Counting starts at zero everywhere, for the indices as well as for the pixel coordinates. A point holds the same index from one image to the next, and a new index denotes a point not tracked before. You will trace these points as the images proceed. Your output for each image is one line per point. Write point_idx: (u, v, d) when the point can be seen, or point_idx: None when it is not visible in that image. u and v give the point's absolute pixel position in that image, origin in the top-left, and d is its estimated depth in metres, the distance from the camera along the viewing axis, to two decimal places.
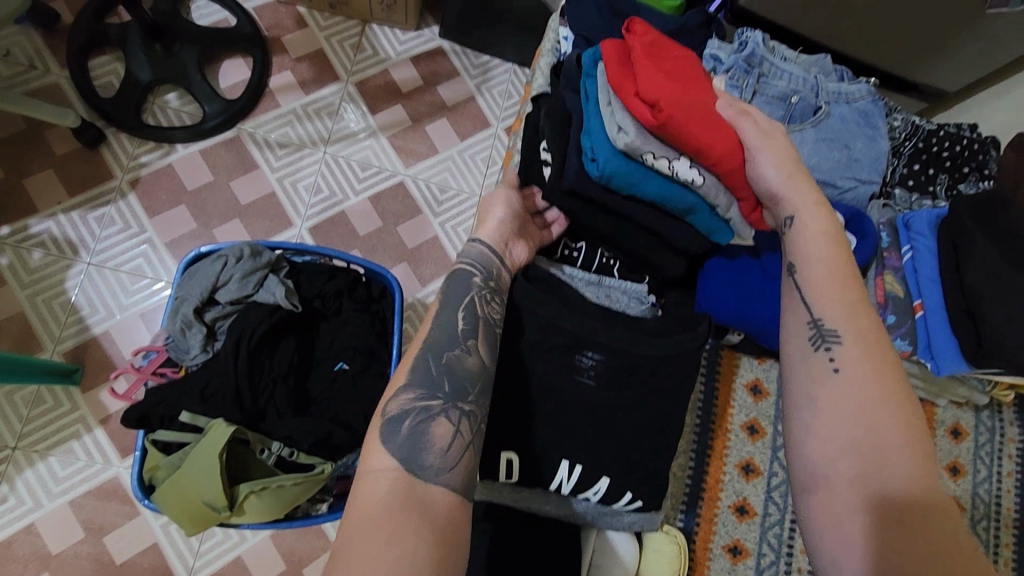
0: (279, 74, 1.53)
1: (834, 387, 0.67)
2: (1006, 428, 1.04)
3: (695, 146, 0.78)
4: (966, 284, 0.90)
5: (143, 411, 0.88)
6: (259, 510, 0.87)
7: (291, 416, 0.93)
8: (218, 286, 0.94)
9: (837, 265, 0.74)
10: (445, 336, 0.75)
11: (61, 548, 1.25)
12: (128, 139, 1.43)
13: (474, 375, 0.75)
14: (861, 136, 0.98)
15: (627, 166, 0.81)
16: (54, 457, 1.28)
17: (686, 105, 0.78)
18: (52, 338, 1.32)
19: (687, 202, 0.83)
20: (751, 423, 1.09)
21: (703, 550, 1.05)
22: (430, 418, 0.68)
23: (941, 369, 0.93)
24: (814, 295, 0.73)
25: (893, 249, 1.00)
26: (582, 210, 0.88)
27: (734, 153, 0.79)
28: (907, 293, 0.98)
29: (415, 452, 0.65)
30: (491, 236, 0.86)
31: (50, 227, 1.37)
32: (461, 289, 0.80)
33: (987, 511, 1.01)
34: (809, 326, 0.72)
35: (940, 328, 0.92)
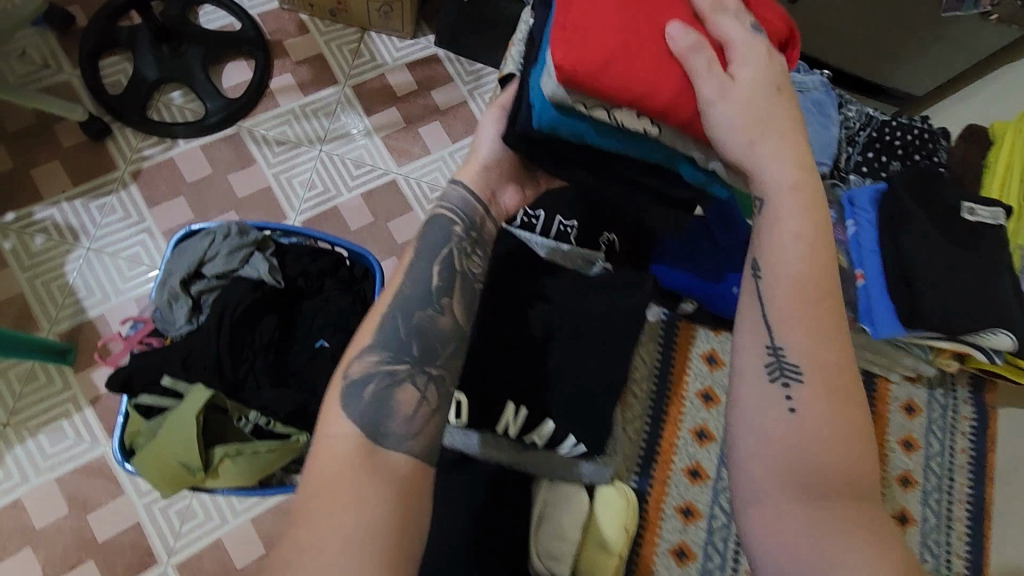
0: (279, 76, 1.61)
1: (788, 421, 0.64)
2: (960, 406, 1.25)
3: (634, 92, 0.66)
4: (903, 257, 1.07)
5: (126, 375, 0.91)
6: (233, 475, 0.90)
7: (269, 387, 0.95)
8: (204, 261, 0.98)
9: (807, 281, 0.67)
10: (417, 296, 0.74)
11: (47, 522, 1.29)
12: (132, 133, 1.50)
13: (445, 339, 0.73)
14: (814, 126, 1.11)
15: (564, 118, 0.71)
16: (43, 434, 1.32)
17: (622, 41, 0.65)
18: (49, 320, 1.37)
19: (657, 157, 0.74)
20: (704, 391, 1.28)
21: (656, 508, 1.20)
22: (395, 384, 0.69)
23: (879, 333, 1.07)
24: (780, 319, 0.67)
25: (841, 224, 1.16)
26: (550, 161, 0.81)
27: (686, 99, 0.67)
28: (851, 264, 1.14)
29: (380, 414, 0.66)
30: (475, 183, 0.84)
31: (53, 214, 1.42)
32: (440, 238, 0.78)
33: (936, 484, 1.20)
34: (767, 352, 0.67)
35: (880, 294, 1.08)
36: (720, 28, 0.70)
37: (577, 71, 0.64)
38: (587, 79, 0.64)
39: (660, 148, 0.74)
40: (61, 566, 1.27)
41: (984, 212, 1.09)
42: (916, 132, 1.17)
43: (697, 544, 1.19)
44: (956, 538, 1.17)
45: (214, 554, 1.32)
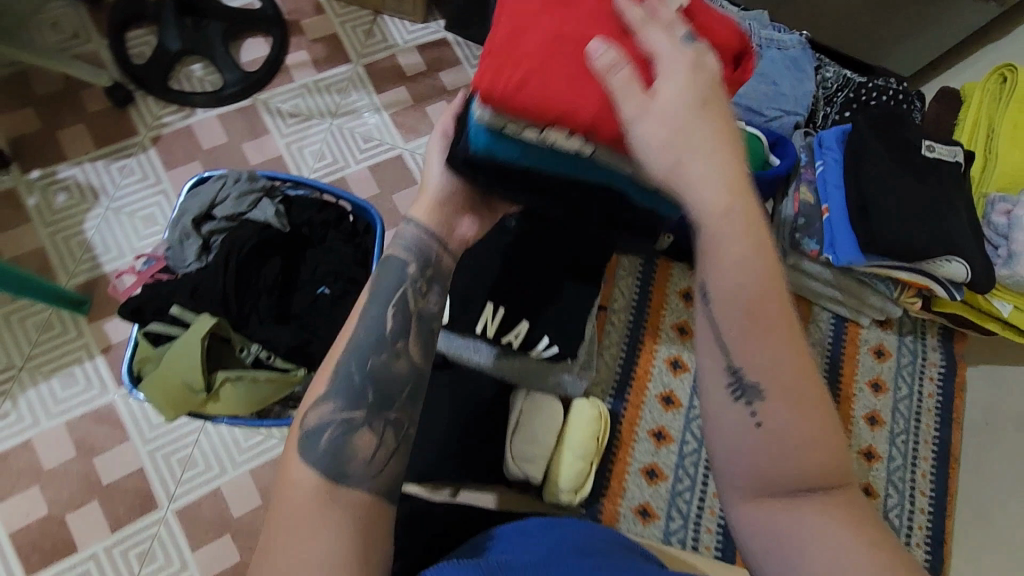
0: (295, 53, 1.68)
1: (757, 445, 0.58)
2: (929, 352, 1.23)
3: (553, 114, 0.64)
4: (861, 187, 1.06)
5: (138, 303, 0.97)
6: (233, 400, 0.95)
7: (272, 323, 1.01)
8: (216, 203, 1.04)
9: (757, 295, 0.58)
10: (371, 338, 0.72)
11: (55, 464, 1.34)
12: (153, 102, 1.57)
13: (404, 380, 0.73)
14: (787, 76, 1.18)
15: (500, 141, 0.70)
16: (56, 380, 1.38)
17: (538, 64, 0.63)
18: (66, 273, 1.44)
19: (601, 177, 0.75)
20: (680, 324, 1.30)
21: (629, 430, 1.23)
22: (351, 431, 0.67)
23: (839, 259, 1.07)
24: (737, 335, 0.59)
25: (809, 164, 1.16)
26: (498, 183, 0.79)
27: (608, 118, 0.64)
28: (816, 200, 1.13)
29: (335, 464, 0.64)
30: (428, 215, 0.83)
31: (76, 173, 1.50)
32: (392, 281, 0.77)
33: (906, 424, 1.18)
34: (727, 376, 0.59)
35: (841, 225, 1.08)
36: (650, 40, 0.62)
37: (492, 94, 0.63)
38: (504, 100, 0.63)
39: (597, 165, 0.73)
40: (66, 506, 1.32)
41: (942, 150, 1.09)
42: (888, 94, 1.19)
43: (668, 466, 1.22)
44: (920, 475, 1.15)
45: (213, 503, 1.36)
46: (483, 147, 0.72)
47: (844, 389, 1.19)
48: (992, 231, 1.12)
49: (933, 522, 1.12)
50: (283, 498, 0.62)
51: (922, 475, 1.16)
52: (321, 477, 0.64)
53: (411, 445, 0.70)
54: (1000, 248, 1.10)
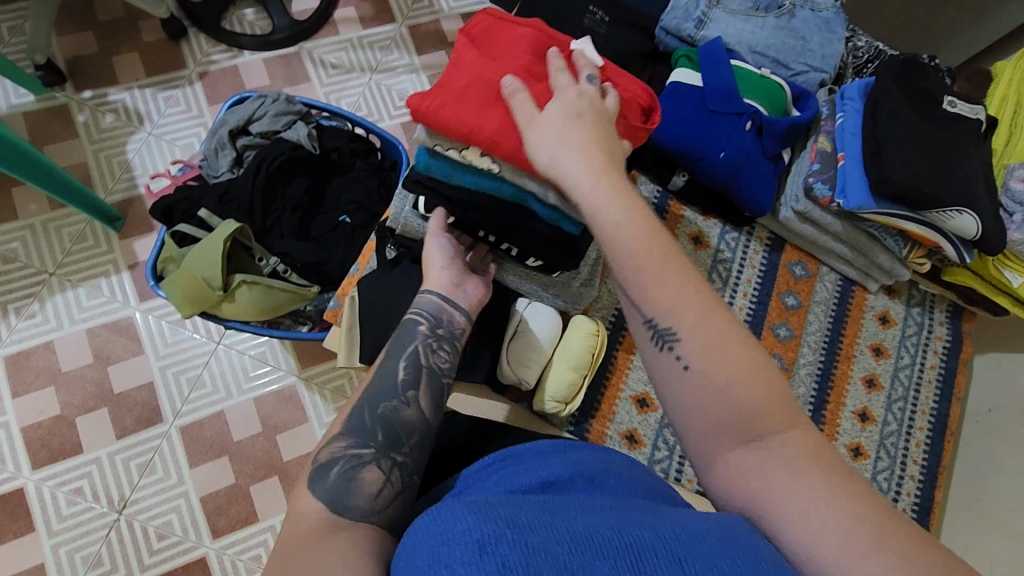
0: (343, 8, 1.73)
1: (693, 392, 0.57)
2: (935, 326, 1.10)
3: (463, 133, 0.76)
4: (878, 128, 0.92)
5: (168, 204, 1.03)
6: (246, 303, 0.98)
7: (292, 239, 1.06)
8: (253, 119, 1.09)
9: (641, 241, 0.60)
10: (384, 384, 0.72)
11: (71, 367, 1.39)
12: (205, 39, 1.64)
13: (408, 427, 0.69)
14: (819, 35, 1.04)
15: (432, 159, 0.84)
16: (83, 289, 1.43)
17: (454, 96, 0.76)
18: (105, 189, 1.50)
19: (508, 194, 0.83)
20: (696, 234, 1.09)
21: (624, 357, 1.08)
22: (359, 466, 0.64)
23: (849, 204, 0.93)
24: (643, 289, 0.60)
25: (830, 117, 1.01)
26: (438, 202, 0.89)
27: (509, 138, 0.75)
28: (834, 148, 0.99)
29: (340, 493, 0.61)
30: (443, 282, 0.84)
31: (125, 98, 1.56)
32: (408, 337, 0.77)
33: (904, 391, 1.06)
34: (645, 328, 0.60)
35: (855, 172, 0.94)
36: (556, 79, 0.74)
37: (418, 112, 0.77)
38: (426, 118, 0.77)
39: (508, 184, 0.82)
40: (77, 409, 1.37)
41: (964, 107, 0.95)
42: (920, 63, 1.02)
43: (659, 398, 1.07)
44: (914, 444, 1.04)
45: (215, 425, 1.40)
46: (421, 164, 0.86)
47: (842, 352, 1.06)
48: (1008, 198, 0.97)
49: (921, 492, 1.02)
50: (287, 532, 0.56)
51: (916, 441, 1.04)
52: (324, 511, 0.59)
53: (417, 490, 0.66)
54: (1015, 216, 0.95)
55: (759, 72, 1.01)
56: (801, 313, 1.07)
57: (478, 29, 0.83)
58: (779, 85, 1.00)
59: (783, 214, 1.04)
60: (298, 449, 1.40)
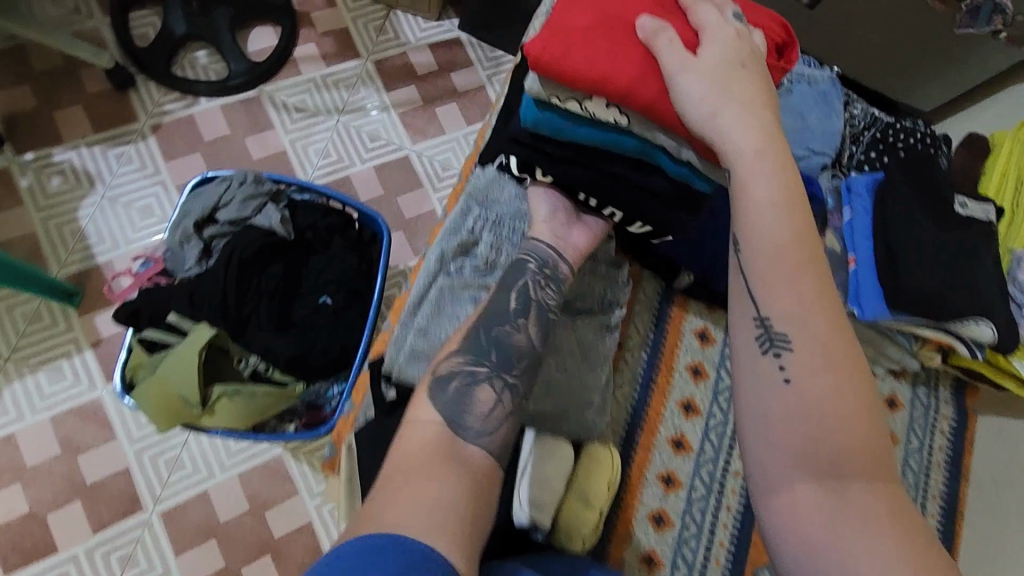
0: (303, 46, 1.63)
1: (789, 401, 0.61)
2: (942, 406, 0.92)
3: (599, 74, 0.71)
4: (891, 238, 0.84)
5: (134, 307, 0.94)
6: (228, 414, 0.92)
7: (271, 332, 0.97)
8: (219, 206, 1.02)
9: (785, 248, 0.64)
10: (496, 314, 0.80)
11: (37, 462, 1.30)
12: (156, 87, 1.52)
13: (520, 353, 0.78)
14: (819, 109, 0.89)
15: (546, 114, 0.77)
16: (42, 373, 1.33)
17: (584, 40, 0.72)
18: (58, 262, 1.38)
19: (631, 147, 0.78)
20: (702, 330, 0.94)
21: (635, 475, 0.85)
22: (475, 383, 0.74)
23: (864, 314, 0.86)
24: (765, 285, 0.65)
25: (835, 211, 0.92)
26: (546, 163, 0.84)
27: (647, 81, 0.71)
28: (842, 247, 0.91)
29: (459, 408, 0.71)
30: (550, 233, 0.87)
31: (71, 157, 1.44)
32: (516, 275, 0.83)
33: (915, 484, 0.86)
34: (756, 325, 0.65)
35: (869, 281, 0.86)
36: (693, 25, 0.74)
37: (543, 57, 0.71)
38: (553, 66, 0.71)
39: (632, 137, 0.77)
40: (49, 505, 1.29)
41: (976, 207, 0.87)
42: (923, 139, 0.93)
43: (675, 516, 0.83)
44: None
45: (200, 508, 1.33)
46: (528, 122, 0.80)
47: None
48: (1015, 287, 0.91)
49: None
50: (406, 432, 0.69)
51: None
52: (441, 423, 0.70)
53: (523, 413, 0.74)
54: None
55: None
56: None
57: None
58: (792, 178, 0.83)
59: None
60: (289, 525, 1.35)
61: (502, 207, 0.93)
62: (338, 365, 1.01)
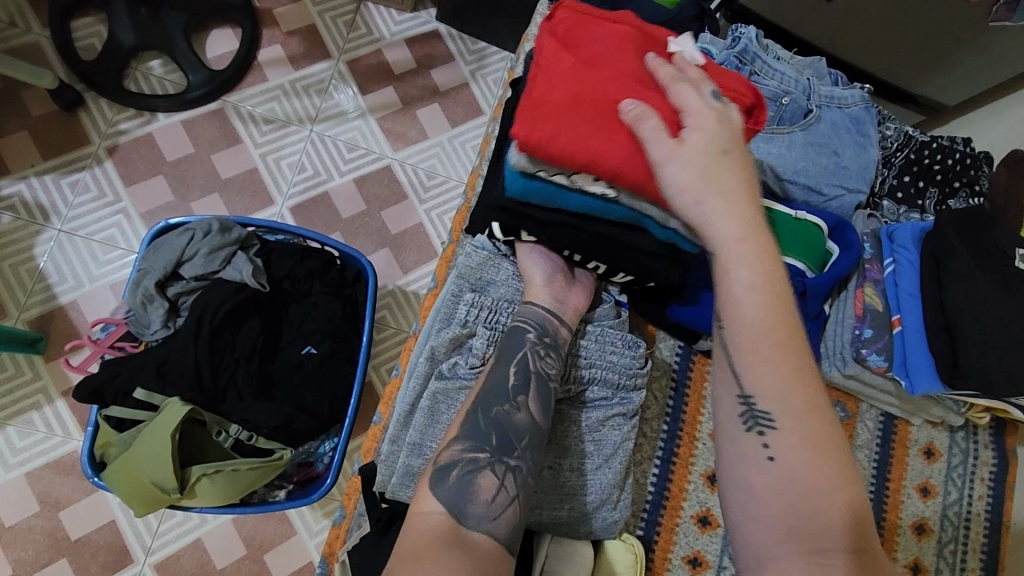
0: (267, 47, 1.46)
1: (777, 487, 0.52)
2: (980, 451, 0.91)
3: (581, 160, 0.63)
4: (946, 302, 0.81)
5: (97, 384, 0.86)
6: (210, 495, 0.85)
7: (252, 399, 0.89)
8: (183, 260, 0.92)
9: (768, 324, 0.56)
10: (496, 390, 0.73)
11: (16, 520, 1.19)
12: (108, 105, 1.38)
13: (523, 430, 0.71)
14: (851, 144, 0.92)
15: (531, 184, 0.69)
16: (12, 428, 1.21)
17: (561, 122, 0.63)
18: (17, 306, 1.27)
19: (623, 216, 0.70)
20: None
21: (659, 560, 0.81)
22: (476, 470, 0.66)
23: (914, 390, 0.83)
24: (748, 361, 0.57)
25: (875, 260, 0.91)
26: (534, 226, 0.76)
27: (634, 166, 0.63)
28: (886, 307, 0.89)
29: (461, 500, 0.63)
30: (547, 296, 0.79)
31: (21, 189, 1.32)
32: (515, 347, 0.76)
33: (954, 533, 0.87)
34: (739, 403, 0.57)
35: (917, 346, 0.83)
36: (678, 95, 0.65)
37: (529, 140, 0.62)
38: (536, 150, 0.63)
39: (624, 207, 0.69)
40: (32, 565, 1.18)
41: None
42: (957, 160, 0.95)
43: None
44: None
45: (194, 556, 1.21)
46: (514, 191, 0.71)
47: (889, 499, 0.87)
48: None
49: None
50: (415, 527, 0.60)
51: None
52: (445, 515, 0.62)
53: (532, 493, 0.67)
54: None
55: (793, 213, 0.86)
56: None
57: (560, 32, 0.71)
58: (819, 227, 0.86)
59: (824, 373, 0.89)
60: (290, 564, 1.23)
61: (498, 290, 0.84)
62: (327, 425, 0.94)
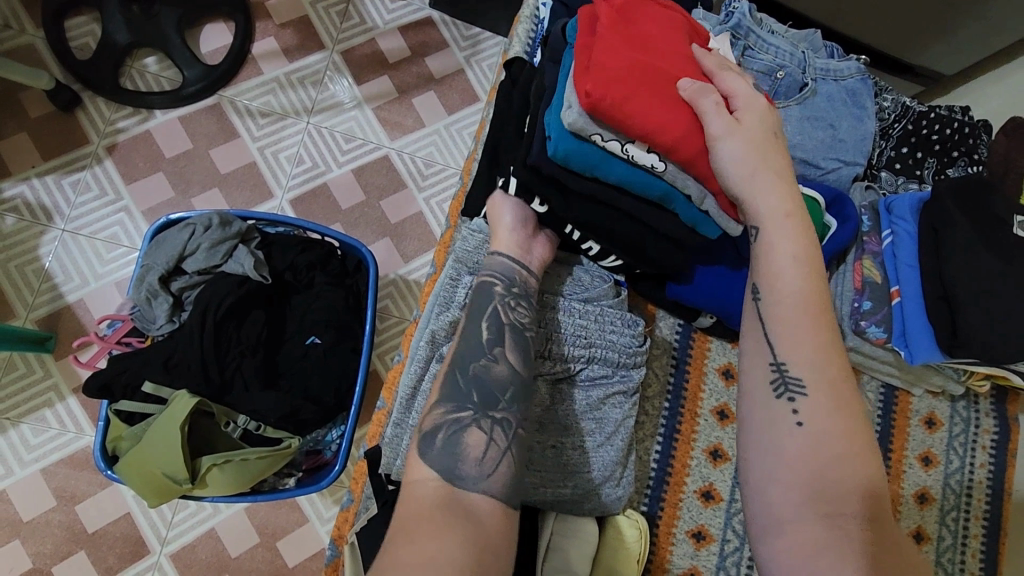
0: (261, 40, 1.45)
1: (806, 449, 0.56)
2: (982, 419, 0.92)
3: (648, 127, 0.63)
4: (944, 272, 0.82)
5: (106, 379, 0.88)
6: (220, 484, 0.86)
7: (258, 390, 0.91)
8: (185, 255, 0.93)
9: (808, 296, 0.61)
10: (471, 347, 0.73)
11: (33, 515, 1.21)
12: (105, 104, 1.38)
13: (503, 384, 0.71)
14: (848, 117, 0.92)
15: (582, 146, 0.67)
16: (26, 425, 1.24)
17: (632, 86, 0.63)
18: (25, 306, 1.28)
19: (656, 191, 0.69)
20: (727, 367, 0.89)
21: (664, 535, 0.82)
22: (462, 429, 0.67)
23: (914, 359, 0.83)
24: (780, 331, 0.61)
25: (874, 233, 0.91)
26: (562, 196, 0.73)
27: (694, 139, 0.65)
28: (885, 278, 0.88)
29: (453, 459, 0.64)
30: (513, 246, 0.79)
31: (24, 191, 1.32)
32: (484, 302, 0.76)
33: (956, 501, 0.88)
34: (772, 369, 0.60)
35: (916, 316, 0.84)
36: (728, 82, 0.70)
37: (598, 102, 0.62)
38: (604, 109, 0.62)
39: (662, 181, 0.68)
40: (51, 558, 1.20)
41: None
42: (956, 129, 0.94)
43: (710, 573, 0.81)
44: (970, 559, 0.87)
45: (209, 545, 1.23)
46: (557, 154, 0.68)
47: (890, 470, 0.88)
48: None
49: None
50: (408, 501, 0.61)
51: (971, 565, 0.87)
52: (439, 479, 0.62)
53: (522, 442, 0.68)
54: None
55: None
56: None
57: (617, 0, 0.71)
58: (818, 200, 0.86)
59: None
60: (303, 551, 1.25)
61: None
62: (333, 413, 0.96)
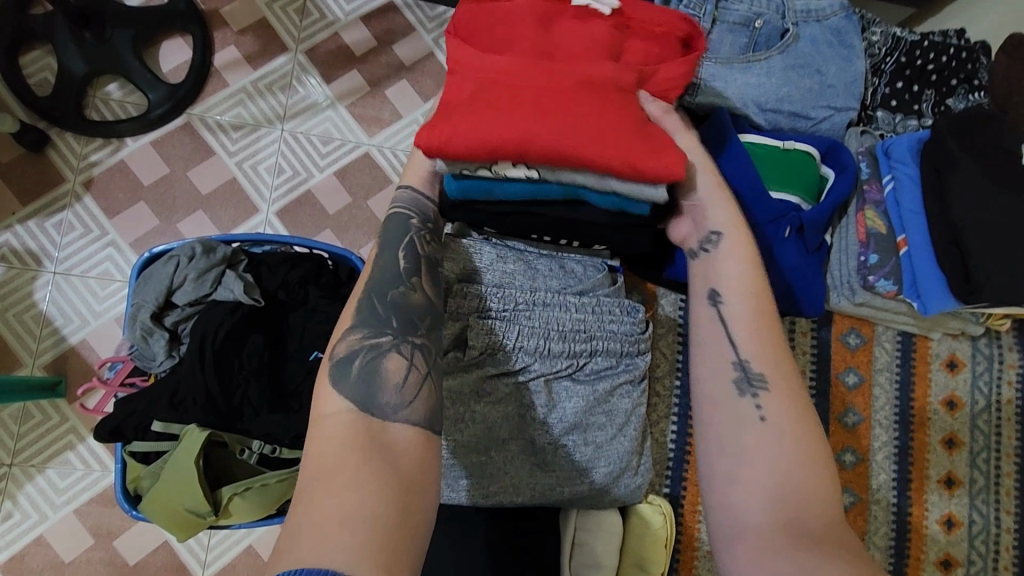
0: (222, 51, 1.40)
1: (763, 437, 0.60)
2: (1006, 354, 0.94)
3: (486, 150, 0.64)
4: (951, 215, 0.80)
5: (115, 425, 0.87)
6: (246, 511, 0.87)
7: (267, 414, 0.89)
8: (173, 288, 0.92)
9: (761, 308, 0.68)
10: (387, 274, 0.65)
11: (73, 555, 1.23)
12: (75, 138, 1.34)
13: (422, 310, 0.64)
14: (834, 59, 0.87)
15: (466, 183, 0.69)
16: (52, 470, 1.24)
17: (464, 113, 0.65)
18: (30, 353, 1.28)
19: (556, 192, 0.70)
20: None
21: (691, 512, 0.90)
22: (380, 355, 0.59)
23: (928, 309, 0.82)
24: (746, 334, 0.66)
25: (874, 180, 0.89)
26: (490, 219, 0.76)
27: (538, 138, 0.63)
28: (890, 228, 0.87)
29: (368, 388, 0.56)
30: (420, 180, 0.75)
31: (8, 239, 1.30)
32: (398, 233, 0.69)
33: (985, 441, 0.93)
34: (734, 366, 0.65)
35: (925, 262, 0.82)
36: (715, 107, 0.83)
37: (432, 147, 0.64)
38: (444, 151, 0.64)
39: (557, 184, 0.69)
40: None
41: None
42: (950, 57, 0.90)
43: None
44: (1005, 495, 0.92)
45: (249, 562, 1.25)
46: (455, 193, 0.71)
47: (915, 419, 0.92)
48: None
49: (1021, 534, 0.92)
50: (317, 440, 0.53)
51: (1005, 500, 0.92)
52: (354, 408, 0.55)
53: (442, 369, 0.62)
54: None
55: (780, 144, 0.85)
56: (865, 390, 0.93)
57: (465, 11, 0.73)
58: (810, 153, 0.85)
59: (833, 303, 0.90)
60: None
61: None
62: None
